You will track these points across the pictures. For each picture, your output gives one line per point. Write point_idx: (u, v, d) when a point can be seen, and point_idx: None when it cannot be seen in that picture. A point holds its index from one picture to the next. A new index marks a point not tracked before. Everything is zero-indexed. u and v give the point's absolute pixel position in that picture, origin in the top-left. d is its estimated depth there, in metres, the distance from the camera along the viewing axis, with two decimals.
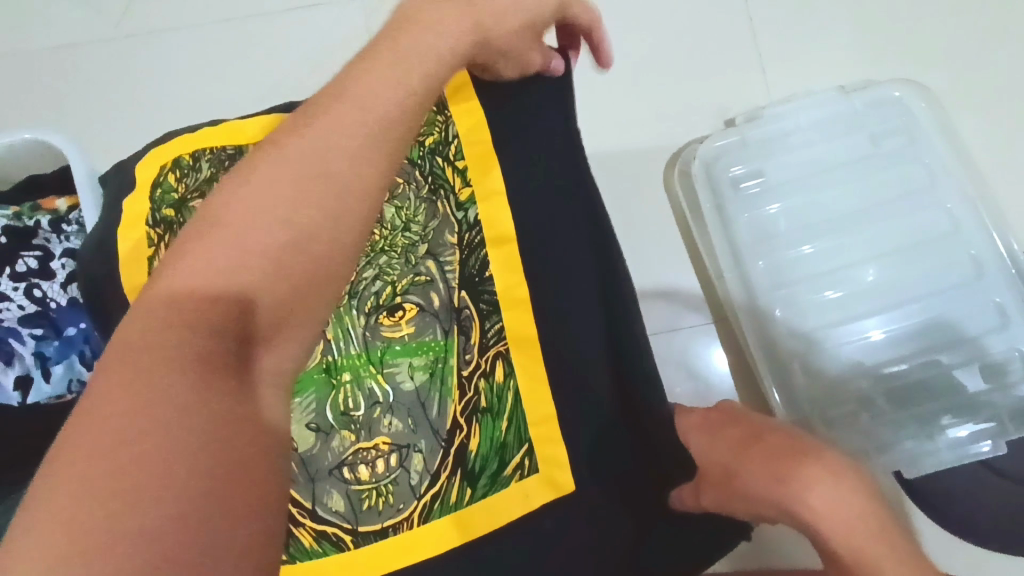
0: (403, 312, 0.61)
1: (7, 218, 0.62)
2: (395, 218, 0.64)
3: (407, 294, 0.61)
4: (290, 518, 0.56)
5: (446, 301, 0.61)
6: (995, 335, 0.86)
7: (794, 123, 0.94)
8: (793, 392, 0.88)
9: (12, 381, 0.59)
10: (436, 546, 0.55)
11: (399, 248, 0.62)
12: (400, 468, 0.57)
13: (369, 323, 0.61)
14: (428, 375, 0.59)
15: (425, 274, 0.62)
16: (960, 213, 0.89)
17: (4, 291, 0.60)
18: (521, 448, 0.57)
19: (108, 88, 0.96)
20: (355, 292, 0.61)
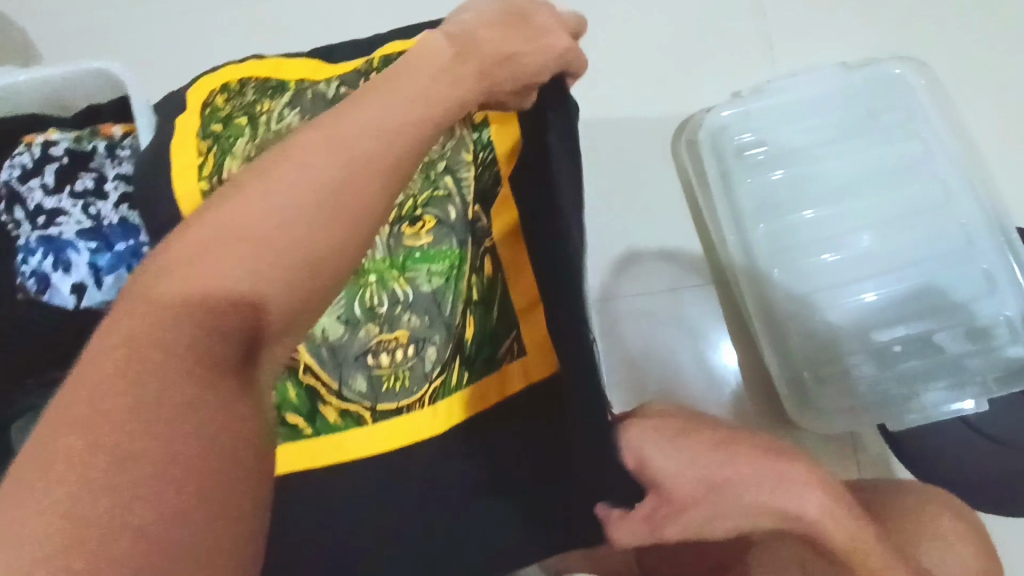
0: (422, 224, 0.60)
1: (70, 141, 0.68)
2: None
3: (427, 208, 0.60)
4: (317, 395, 0.56)
5: (463, 214, 0.60)
6: (984, 301, 0.90)
7: (797, 96, 0.98)
8: (788, 349, 0.93)
9: (69, 286, 0.66)
10: (451, 419, 0.57)
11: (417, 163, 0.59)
12: (416, 357, 0.59)
13: (391, 231, 0.60)
14: (444, 281, 0.60)
15: (444, 189, 0.60)
16: (954, 185, 0.93)
17: (65, 207, 0.67)
18: (509, 333, 0.56)
19: (144, 37, 1.00)
20: None
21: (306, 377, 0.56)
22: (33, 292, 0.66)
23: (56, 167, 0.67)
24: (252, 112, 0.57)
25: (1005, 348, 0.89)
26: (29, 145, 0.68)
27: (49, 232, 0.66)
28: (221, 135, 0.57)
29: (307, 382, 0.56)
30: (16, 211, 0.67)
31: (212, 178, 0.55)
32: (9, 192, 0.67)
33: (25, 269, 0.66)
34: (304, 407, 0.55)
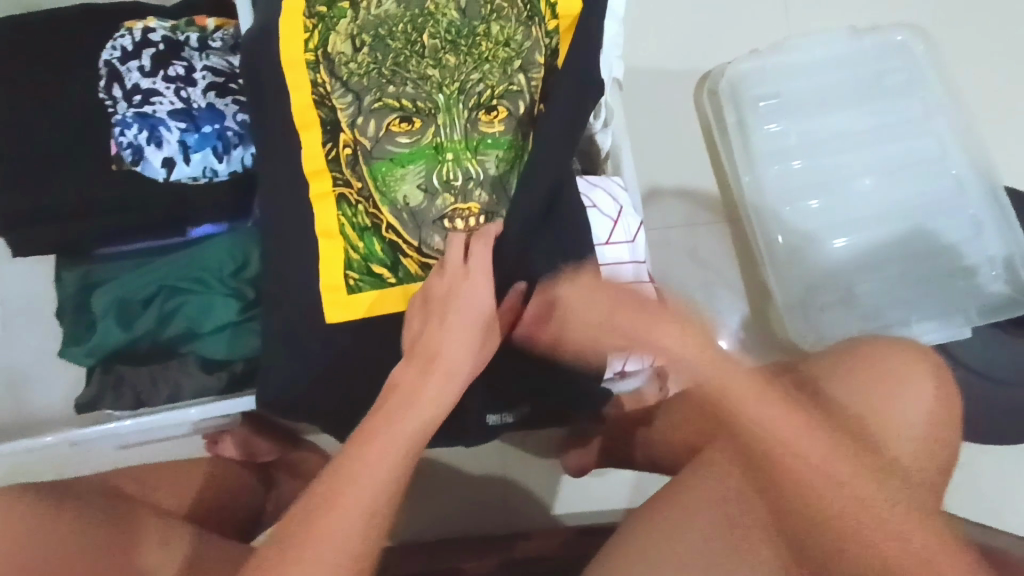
0: (496, 114, 0.65)
1: (166, 30, 0.74)
2: (497, 33, 0.65)
3: (501, 100, 0.65)
4: (400, 250, 0.62)
5: (529, 111, 0.66)
6: (972, 243, 1.00)
7: (812, 54, 1.07)
8: (788, 280, 1.02)
9: (160, 160, 0.72)
10: None
11: (499, 60, 0.65)
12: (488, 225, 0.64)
13: (469, 119, 0.65)
14: (510, 165, 0.66)
15: (518, 86, 0.65)
16: (948, 141, 1.04)
17: (160, 89, 0.73)
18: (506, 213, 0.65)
19: None
20: (462, 89, 0.64)
21: (389, 233, 0.63)
22: (128, 162, 0.72)
23: (153, 51, 0.73)
24: None
25: (987, 285, 0.99)
26: (130, 29, 0.73)
27: (144, 109, 0.72)
28: (326, 15, 0.63)
29: (390, 237, 0.63)
30: (113, 88, 0.72)
31: (318, 50, 0.62)
32: (110, 70, 0.72)
33: (121, 140, 0.71)
34: (389, 260, 0.62)
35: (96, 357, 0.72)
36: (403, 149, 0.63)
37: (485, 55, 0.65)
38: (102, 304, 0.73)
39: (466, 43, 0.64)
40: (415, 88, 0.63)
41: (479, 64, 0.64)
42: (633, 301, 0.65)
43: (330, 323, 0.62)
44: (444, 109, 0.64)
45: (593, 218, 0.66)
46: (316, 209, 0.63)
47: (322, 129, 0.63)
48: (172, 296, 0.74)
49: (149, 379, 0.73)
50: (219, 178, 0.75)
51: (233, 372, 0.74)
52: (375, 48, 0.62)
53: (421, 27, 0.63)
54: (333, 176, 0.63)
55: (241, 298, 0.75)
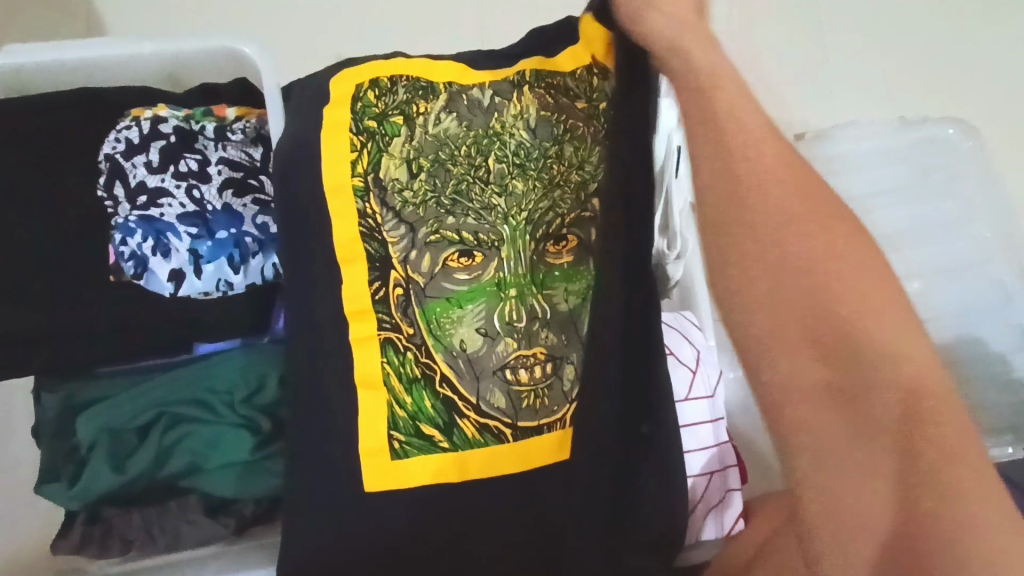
0: (566, 244, 0.57)
1: (179, 119, 0.65)
2: (568, 155, 0.57)
3: (572, 229, 0.57)
4: (455, 407, 0.54)
5: None
6: (1017, 353, 0.97)
7: (858, 144, 1.03)
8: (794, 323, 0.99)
9: (167, 272, 0.63)
10: (556, 452, 0.55)
11: (572, 184, 0.57)
12: (554, 375, 0.55)
13: (537, 250, 0.56)
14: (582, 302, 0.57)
15: (592, 213, 0.57)
16: (992, 244, 1.00)
17: (168, 188, 0.63)
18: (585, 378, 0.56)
19: None
20: (530, 218, 0.56)
21: (443, 387, 0.54)
22: (129, 275, 0.62)
23: (163, 144, 0.64)
24: (407, 111, 0.56)
25: None
26: (137, 119, 0.64)
27: (150, 212, 0.63)
28: (376, 132, 0.55)
29: (443, 393, 0.54)
30: (115, 187, 0.62)
31: (367, 174, 0.54)
32: (113, 166, 0.63)
33: (123, 249, 0.61)
34: (442, 419, 0.54)
35: (80, 501, 0.62)
36: (461, 286, 0.55)
37: (556, 179, 0.57)
38: (88, 437, 0.62)
39: (536, 166, 0.57)
40: (477, 219, 0.55)
41: (549, 190, 0.56)
42: (715, 468, 0.58)
43: (370, 494, 0.53)
44: (509, 242, 0.55)
45: (671, 371, 0.58)
46: (356, 355, 0.54)
47: (368, 264, 0.54)
48: (174, 427, 0.64)
49: (144, 527, 0.63)
50: (235, 291, 0.65)
51: (243, 516, 0.64)
52: (433, 174, 0.55)
53: (485, 149, 0.56)
54: (379, 318, 0.54)
55: (255, 430, 0.65)
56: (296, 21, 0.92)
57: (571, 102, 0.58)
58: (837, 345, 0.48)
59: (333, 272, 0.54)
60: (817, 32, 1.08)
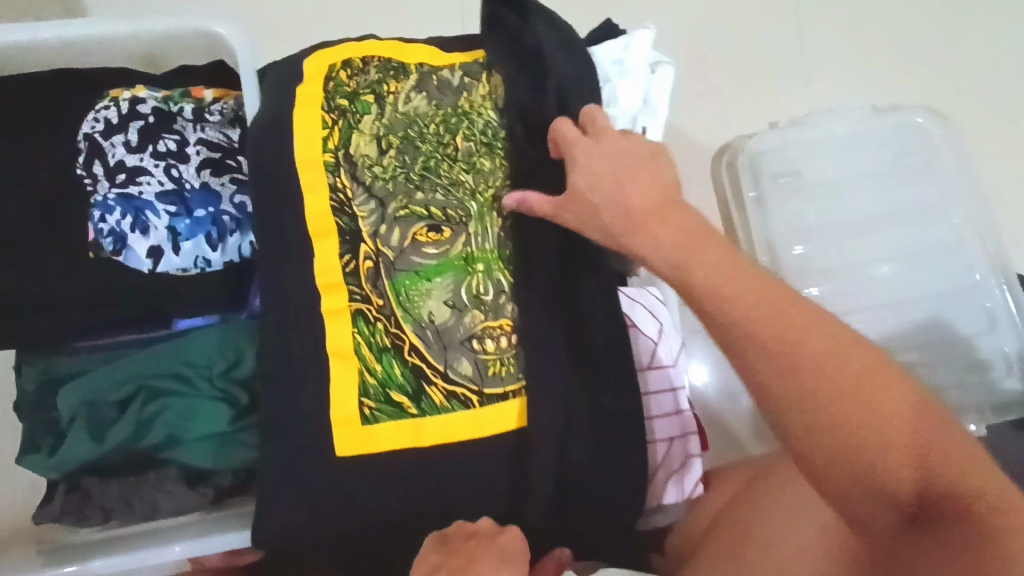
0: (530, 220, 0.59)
1: (157, 100, 0.66)
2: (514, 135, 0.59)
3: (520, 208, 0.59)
4: (423, 375, 0.56)
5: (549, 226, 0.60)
6: (985, 336, 0.99)
7: (831, 131, 1.05)
8: None
9: (145, 249, 0.64)
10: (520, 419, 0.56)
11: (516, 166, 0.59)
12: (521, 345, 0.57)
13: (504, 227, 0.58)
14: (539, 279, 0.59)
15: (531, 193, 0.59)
16: (963, 229, 1.02)
17: (146, 167, 0.65)
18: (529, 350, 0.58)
19: None
20: (497, 194, 0.58)
21: (411, 356, 0.56)
22: (108, 250, 0.63)
23: (141, 124, 0.65)
24: (378, 91, 0.58)
25: (1001, 380, 0.98)
26: (116, 99, 0.66)
27: (129, 189, 0.64)
28: (347, 110, 0.57)
29: (412, 362, 0.56)
30: (94, 165, 0.64)
31: (338, 150, 0.56)
32: (91, 144, 0.64)
33: (102, 227, 0.63)
34: (410, 387, 0.56)
35: (60, 470, 0.63)
36: (430, 259, 0.57)
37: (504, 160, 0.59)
38: (68, 409, 0.64)
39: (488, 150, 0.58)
40: (445, 195, 0.57)
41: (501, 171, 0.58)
42: (675, 434, 0.60)
43: (340, 458, 0.55)
44: (476, 217, 0.57)
45: (635, 341, 0.61)
46: (327, 326, 0.56)
47: (340, 238, 0.56)
48: (152, 400, 0.65)
49: (123, 495, 0.64)
50: (212, 268, 0.66)
51: (220, 486, 0.66)
52: (403, 151, 0.57)
53: (454, 127, 0.58)
54: (350, 290, 0.56)
55: (232, 403, 0.66)
56: (279, 8, 0.94)
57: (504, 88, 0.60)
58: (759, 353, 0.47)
59: (303, 246, 0.56)
60: (793, 22, 1.10)
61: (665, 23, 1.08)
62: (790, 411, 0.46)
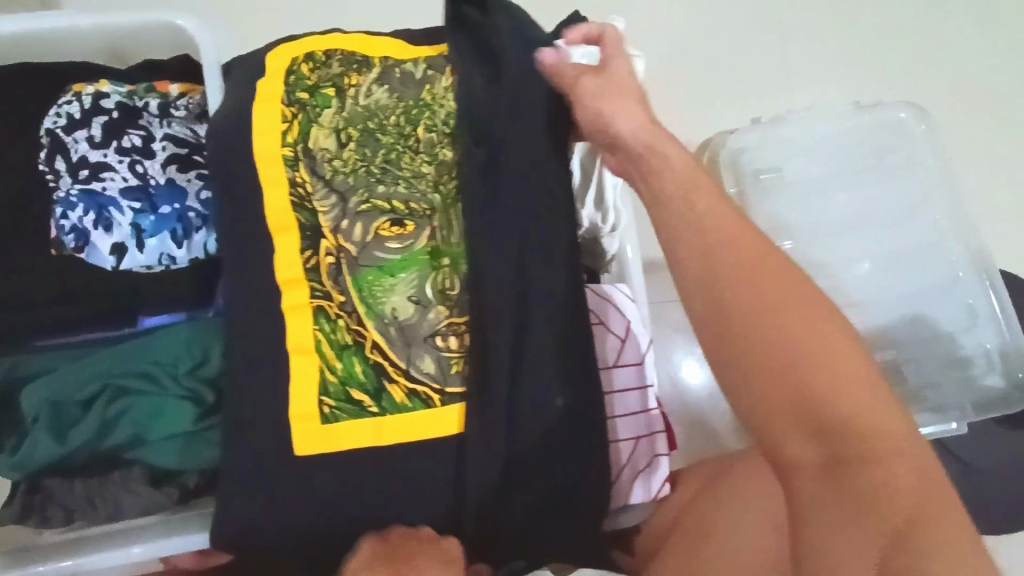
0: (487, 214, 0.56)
1: (121, 95, 0.66)
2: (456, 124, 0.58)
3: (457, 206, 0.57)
4: (384, 372, 0.55)
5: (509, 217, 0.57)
6: (967, 333, 0.98)
7: (813, 129, 1.04)
8: None
9: (108, 246, 0.64)
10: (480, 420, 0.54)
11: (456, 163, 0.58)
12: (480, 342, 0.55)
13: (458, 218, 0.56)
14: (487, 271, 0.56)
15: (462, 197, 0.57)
16: (944, 225, 1.02)
17: (111, 163, 0.64)
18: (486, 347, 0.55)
19: None
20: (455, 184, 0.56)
21: (374, 354, 0.55)
22: (71, 248, 0.63)
23: (105, 120, 0.65)
24: (339, 84, 0.57)
25: (983, 376, 0.97)
26: (79, 94, 0.65)
27: (92, 186, 0.63)
28: (306, 103, 0.56)
29: (374, 359, 0.55)
30: (57, 161, 0.63)
31: (297, 144, 0.55)
32: (53, 140, 0.64)
33: (63, 223, 0.63)
34: (371, 385, 0.55)
35: (23, 470, 0.63)
36: (395, 253, 0.56)
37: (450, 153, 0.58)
38: (32, 409, 0.63)
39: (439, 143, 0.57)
40: (407, 188, 0.56)
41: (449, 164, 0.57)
42: (641, 433, 0.59)
43: (299, 459, 0.53)
44: (440, 210, 0.56)
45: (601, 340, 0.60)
46: (288, 322, 0.55)
47: (300, 234, 0.55)
48: (117, 398, 0.65)
49: (89, 495, 0.64)
50: (177, 265, 0.66)
51: (185, 486, 0.65)
52: (363, 143, 0.56)
53: (415, 119, 0.57)
54: (311, 286, 0.55)
55: (198, 401, 0.66)
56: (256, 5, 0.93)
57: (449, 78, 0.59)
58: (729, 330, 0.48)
59: (262, 241, 0.55)
60: (777, 17, 1.09)
61: (647, 18, 1.07)
62: (746, 368, 0.47)
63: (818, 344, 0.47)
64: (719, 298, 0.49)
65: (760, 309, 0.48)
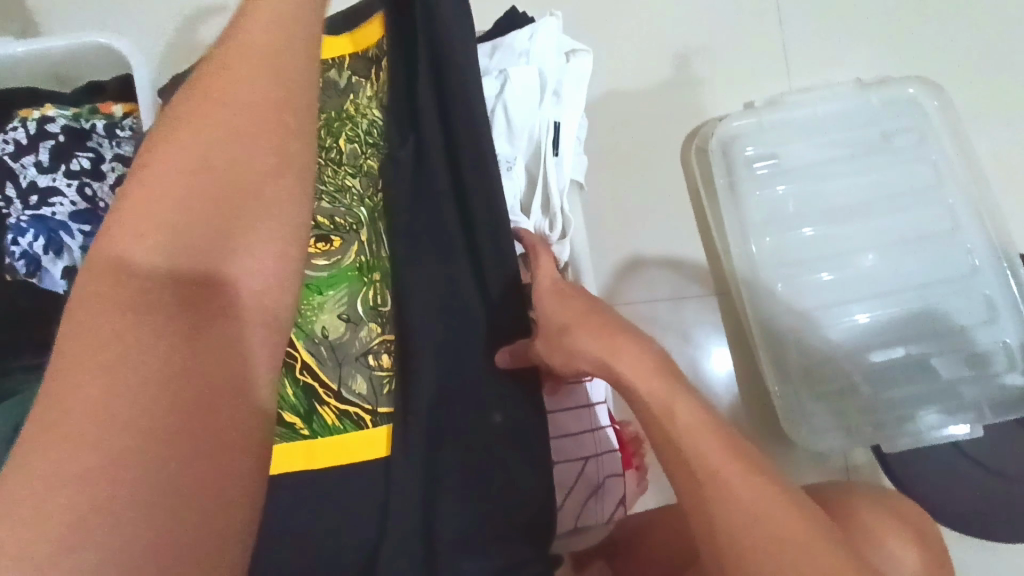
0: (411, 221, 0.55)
1: (68, 119, 0.67)
2: (370, 130, 0.59)
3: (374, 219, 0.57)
4: (316, 394, 0.54)
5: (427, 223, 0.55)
6: (984, 327, 0.90)
7: (810, 111, 0.98)
8: (770, 314, 0.94)
9: (60, 270, 0.64)
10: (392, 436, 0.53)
11: (371, 168, 0.58)
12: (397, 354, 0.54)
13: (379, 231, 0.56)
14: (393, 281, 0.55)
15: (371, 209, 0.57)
16: (959, 210, 0.94)
17: (59, 187, 0.65)
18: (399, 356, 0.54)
19: None
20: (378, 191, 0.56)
21: (303, 375, 0.54)
22: (24, 273, 0.65)
23: (52, 144, 0.66)
24: None
25: (1003, 376, 0.89)
26: (25, 120, 0.67)
27: (41, 212, 0.64)
28: None
29: (303, 381, 0.54)
30: (7, 188, 0.65)
31: None
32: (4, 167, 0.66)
33: (15, 249, 0.64)
34: (302, 407, 0.54)
35: None
36: (325, 271, 0.56)
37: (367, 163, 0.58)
38: None
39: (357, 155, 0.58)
40: (333, 202, 0.57)
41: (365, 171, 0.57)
42: (587, 454, 0.60)
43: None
44: (366, 223, 0.56)
45: None
46: None
47: None
48: None
49: None
50: None
51: None
52: None
53: (337, 131, 0.58)
54: None
55: None
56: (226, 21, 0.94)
57: (366, 86, 0.60)
58: (661, 432, 0.44)
59: None
60: None
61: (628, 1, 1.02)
62: (692, 505, 0.42)
63: (755, 467, 0.42)
64: (647, 419, 0.45)
65: (686, 421, 0.44)
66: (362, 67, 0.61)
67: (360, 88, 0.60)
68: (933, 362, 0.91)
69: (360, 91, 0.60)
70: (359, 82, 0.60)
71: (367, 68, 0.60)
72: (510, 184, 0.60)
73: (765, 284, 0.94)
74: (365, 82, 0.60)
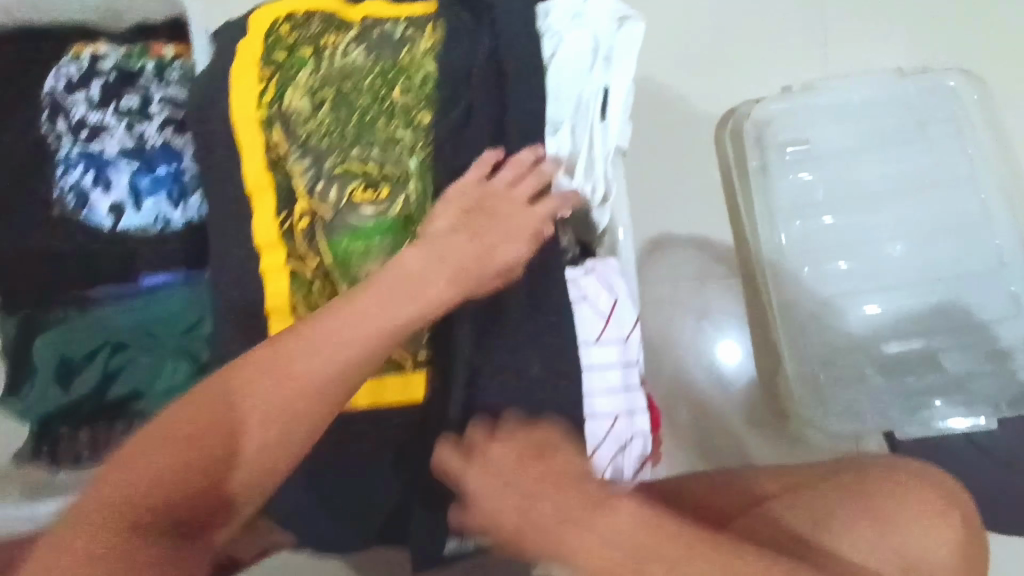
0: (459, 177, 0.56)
1: (119, 58, 0.68)
2: (424, 79, 0.56)
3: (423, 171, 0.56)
4: None
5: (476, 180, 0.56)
6: (1007, 322, 0.91)
7: (848, 98, 0.97)
8: (793, 298, 0.95)
9: (107, 205, 0.66)
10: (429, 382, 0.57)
11: (422, 120, 0.56)
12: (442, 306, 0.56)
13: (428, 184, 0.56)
14: None
15: (421, 160, 0.56)
16: (991, 205, 0.94)
17: (110, 124, 0.66)
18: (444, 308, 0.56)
19: None
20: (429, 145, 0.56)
21: None
22: (71, 206, 0.66)
23: (102, 82, 0.67)
24: (317, 44, 0.57)
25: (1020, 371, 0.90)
26: (79, 57, 0.68)
27: (91, 148, 0.66)
28: (284, 65, 0.56)
29: None
30: (59, 122, 0.67)
31: (273, 106, 0.55)
32: (57, 102, 0.67)
33: (65, 182, 0.66)
34: None
35: (36, 415, 0.69)
36: (370, 220, 0.56)
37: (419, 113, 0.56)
38: (45, 361, 0.68)
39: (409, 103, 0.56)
40: (382, 151, 0.55)
41: (416, 121, 0.56)
42: (619, 410, 0.58)
43: None
44: (415, 176, 0.56)
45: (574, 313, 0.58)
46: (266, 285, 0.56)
47: (275, 196, 0.55)
48: (117, 353, 0.69)
49: (92, 442, 0.68)
50: (173, 226, 0.68)
51: None
52: (340, 107, 0.55)
53: (391, 81, 0.56)
54: (288, 251, 0.56)
55: (195, 359, 0.68)
56: None
57: (421, 35, 0.57)
58: None
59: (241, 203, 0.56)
60: None
61: None
62: None
63: None
64: None
65: None
66: (417, 17, 0.58)
67: (416, 38, 0.57)
68: (951, 354, 0.92)
69: (413, 40, 0.57)
70: (413, 31, 0.57)
71: (422, 18, 0.58)
72: (553, 145, 0.59)
73: (790, 269, 0.95)
74: (420, 32, 0.57)
